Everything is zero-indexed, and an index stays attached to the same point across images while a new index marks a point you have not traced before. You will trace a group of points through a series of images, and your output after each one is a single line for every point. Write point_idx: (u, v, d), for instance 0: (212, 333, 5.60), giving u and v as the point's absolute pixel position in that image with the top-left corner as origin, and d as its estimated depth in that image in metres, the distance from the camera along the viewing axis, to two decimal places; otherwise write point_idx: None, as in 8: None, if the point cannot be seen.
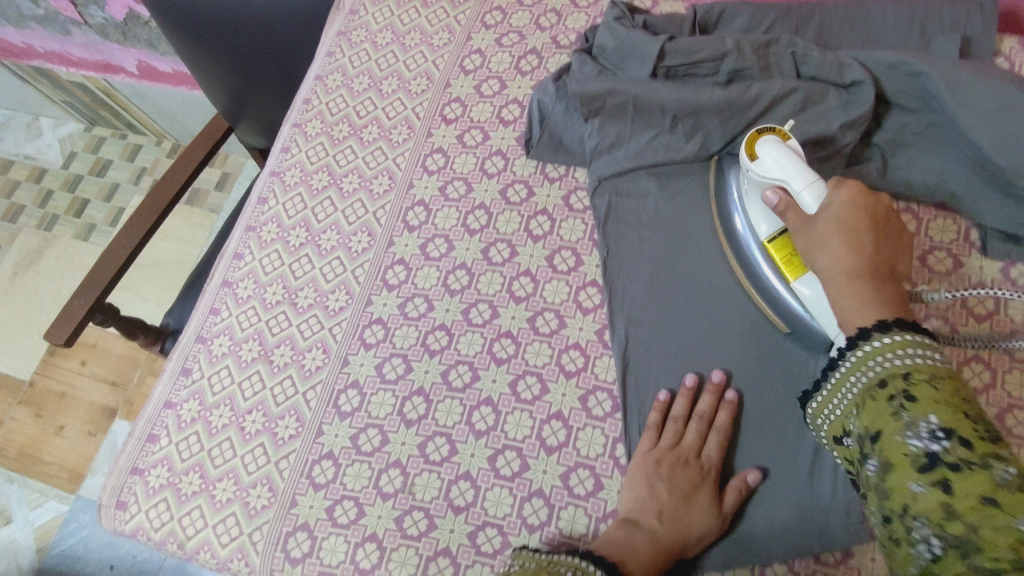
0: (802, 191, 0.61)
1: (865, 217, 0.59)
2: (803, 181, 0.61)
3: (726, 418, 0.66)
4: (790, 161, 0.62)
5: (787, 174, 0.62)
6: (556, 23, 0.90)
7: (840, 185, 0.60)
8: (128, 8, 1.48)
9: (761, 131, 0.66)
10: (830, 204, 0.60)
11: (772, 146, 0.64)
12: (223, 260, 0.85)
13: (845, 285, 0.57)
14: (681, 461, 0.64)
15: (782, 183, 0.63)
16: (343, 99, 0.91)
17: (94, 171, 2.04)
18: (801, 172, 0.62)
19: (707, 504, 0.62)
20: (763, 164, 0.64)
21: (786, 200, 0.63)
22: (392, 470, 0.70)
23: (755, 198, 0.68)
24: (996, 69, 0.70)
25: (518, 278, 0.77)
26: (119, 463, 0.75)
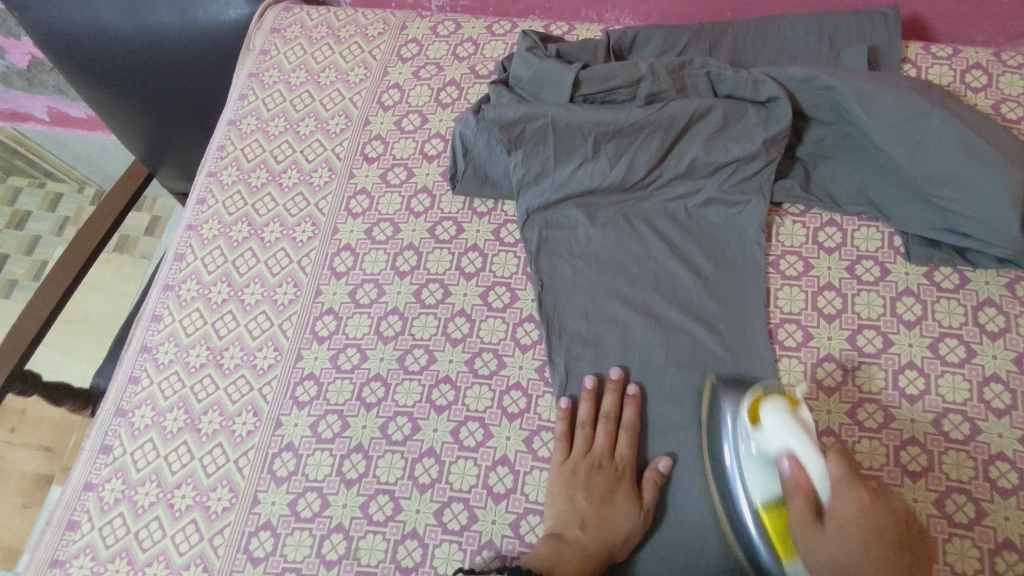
0: (815, 478, 0.56)
1: (873, 495, 0.54)
2: (814, 466, 0.56)
3: (631, 414, 0.67)
4: (793, 433, 0.58)
5: (795, 446, 0.57)
6: (473, 53, 0.89)
7: (841, 463, 0.55)
8: (30, 56, 1.41)
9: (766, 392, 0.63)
10: (845, 513, 0.53)
11: (777, 412, 0.59)
12: (141, 324, 0.80)
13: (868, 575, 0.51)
14: (595, 466, 0.65)
15: (794, 453, 0.57)
16: (258, 144, 0.88)
17: (11, 224, 1.93)
18: (815, 454, 0.56)
19: (627, 503, 0.63)
20: (768, 432, 0.59)
21: (795, 475, 0.57)
22: (335, 534, 0.66)
23: (750, 458, 0.61)
24: (901, 78, 0.72)
25: (452, 319, 0.74)
26: (36, 555, 0.69)
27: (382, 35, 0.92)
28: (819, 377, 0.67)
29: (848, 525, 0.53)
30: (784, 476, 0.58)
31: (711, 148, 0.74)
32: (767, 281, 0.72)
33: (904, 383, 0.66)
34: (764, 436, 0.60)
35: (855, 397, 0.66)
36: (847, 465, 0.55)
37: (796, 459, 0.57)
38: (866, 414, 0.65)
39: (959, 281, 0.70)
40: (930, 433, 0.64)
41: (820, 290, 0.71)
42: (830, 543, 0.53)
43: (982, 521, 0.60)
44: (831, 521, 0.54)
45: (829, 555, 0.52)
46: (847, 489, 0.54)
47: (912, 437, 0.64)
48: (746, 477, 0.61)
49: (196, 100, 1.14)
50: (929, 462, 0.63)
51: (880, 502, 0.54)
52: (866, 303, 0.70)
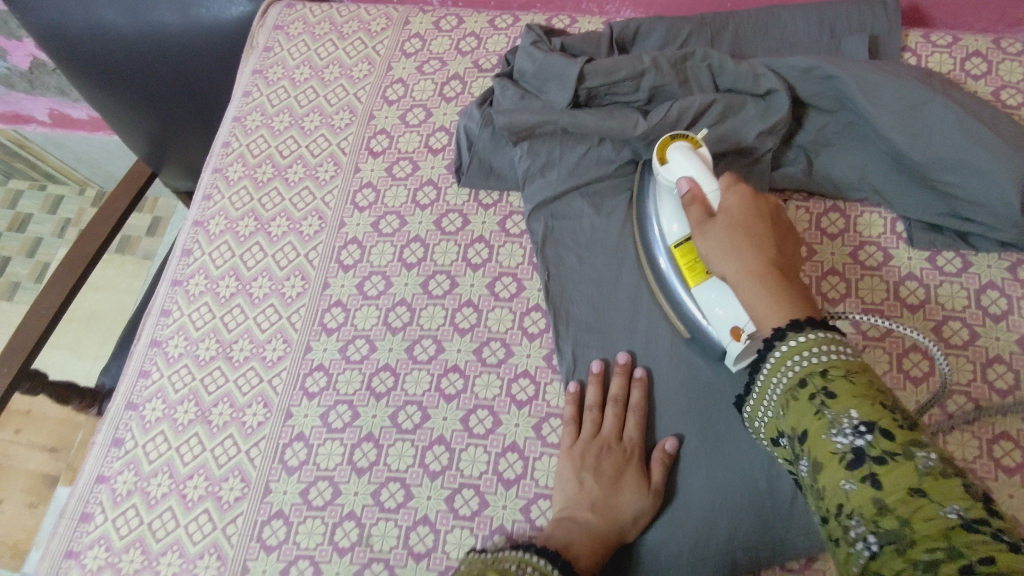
0: (708, 194, 0.60)
1: (763, 220, 0.56)
2: (708, 183, 0.60)
3: (639, 395, 0.67)
4: (689, 161, 0.62)
5: (693, 174, 0.61)
6: (476, 47, 0.89)
7: (731, 187, 0.58)
8: (32, 57, 1.41)
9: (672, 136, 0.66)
10: (731, 212, 0.56)
11: (681, 150, 0.63)
12: (150, 318, 0.80)
13: (733, 233, 0.55)
14: (605, 448, 0.65)
15: (692, 178, 0.61)
16: (263, 139, 0.88)
17: (13, 227, 1.93)
18: (708, 175, 0.61)
19: (637, 484, 0.63)
20: (670, 165, 0.63)
21: (693, 190, 0.60)
22: (347, 522, 0.67)
23: (664, 198, 0.66)
24: (901, 66, 0.73)
25: (460, 309, 0.75)
26: (51, 546, 0.70)
27: (385, 31, 0.93)
28: None
29: (731, 220, 0.56)
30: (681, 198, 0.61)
31: (713, 141, 0.74)
32: None
33: (909, 366, 0.67)
34: (667, 170, 0.64)
35: None
36: (735, 181, 0.59)
37: (695, 184, 0.61)
38: None
39: (961, 265, 0.71)
40: (935, 415, 0.65)
41: (823, 276, 0.72)
42: (716, 237, 0.56)
43: (988, 499, 0.61)
44: (721, 215, 0.57)
45: (715, 260, 0.56)
46: (733, 191, 0.58)
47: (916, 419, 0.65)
48: (665, 231, 0.66)
49: (200, 99, 1.14)
50: (933, 442, 0.64)
51: (766, 223, 0.56)
52: (870, 288, 0.71)
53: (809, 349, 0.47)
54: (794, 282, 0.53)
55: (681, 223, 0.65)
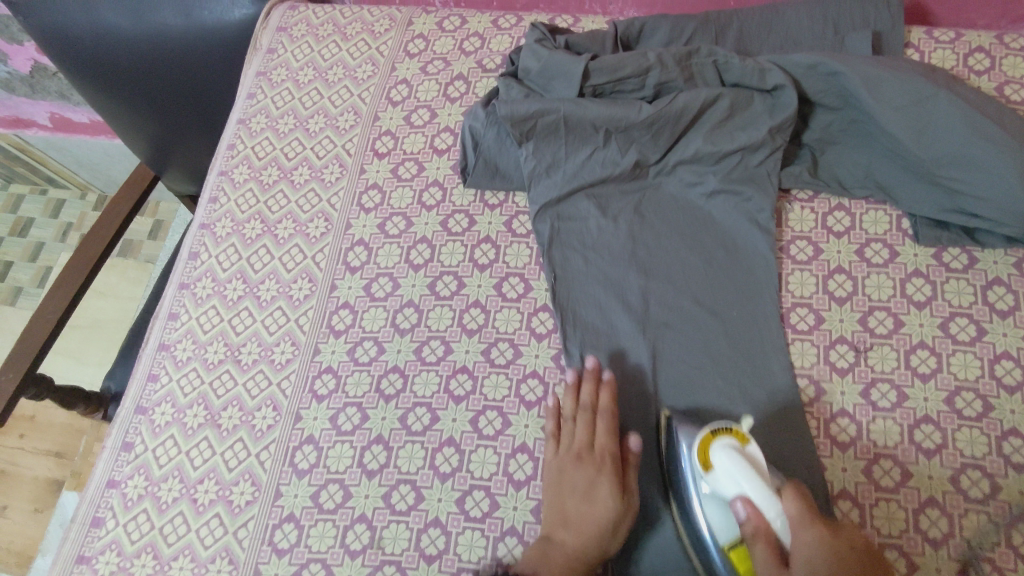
0: (775, 526, 0.55)
1: (845, 545, 0.52)
2: (770, 505, 0.55)
3: (607, 400, 0.66)
4: (744, 473, 0.56)
5: (747, 489, 0.56)
6: (480, 47, 0.89)
7: (792, 500, 0.54)
8: (33, 62, 1.41)
9: (714, 430, 0.60)
10: (812, 561, 0.51)
11: (726, 450, 0.58)
12: (157, 322, 0.81)
13: None
14: (577, 458, 0.65)
15: (746, 495, 0.56)
16: (268, 142, 0.88)
17: (15, 231, 1.93)
18: (766, 489, 0.55)
19: (610, 491, 0.62)
20: (720, 477, 0.58)
21: (754, 522, 0.55)
22: (358, 525, 0.67)
23: (714, 506, 0.59)
24: (905, 62, 0.73)
25: (468, 310, 0.75)
26: (62, 552, 0.70)
27: (388, 32, 0.93)
28: (832, 359, 0.68)
29: (809, 562, 0.51)
30: (741, 522, 0.56)
31: (719, 137, 0.74)
32: (778, 265, 0.73)
33: (916, 363, 0.67)
34: (716, 478, 0.58)
35: (868, 377, 0.67)
36: (801, 506, 0.54)
37: (754, 507, 0.55)
38: (879, 394, 0.66)
39: (968, 262, 0.71)
40: (943, 411, 0.65)
41: (830, 273, 0.72)
42: None
43: (997, 495, 0.61)
44: (797, 563, 0.52)
45: None
46: (805, 527, 0.53)
47: (925, 415, 0.65)
48: (711, 535, 0.59)
49: (205, 102, 1.14)
50: (942, 439, 0.64)
51: (848, 545, 0.52)
52: (876, 285, 0.71)
53: None
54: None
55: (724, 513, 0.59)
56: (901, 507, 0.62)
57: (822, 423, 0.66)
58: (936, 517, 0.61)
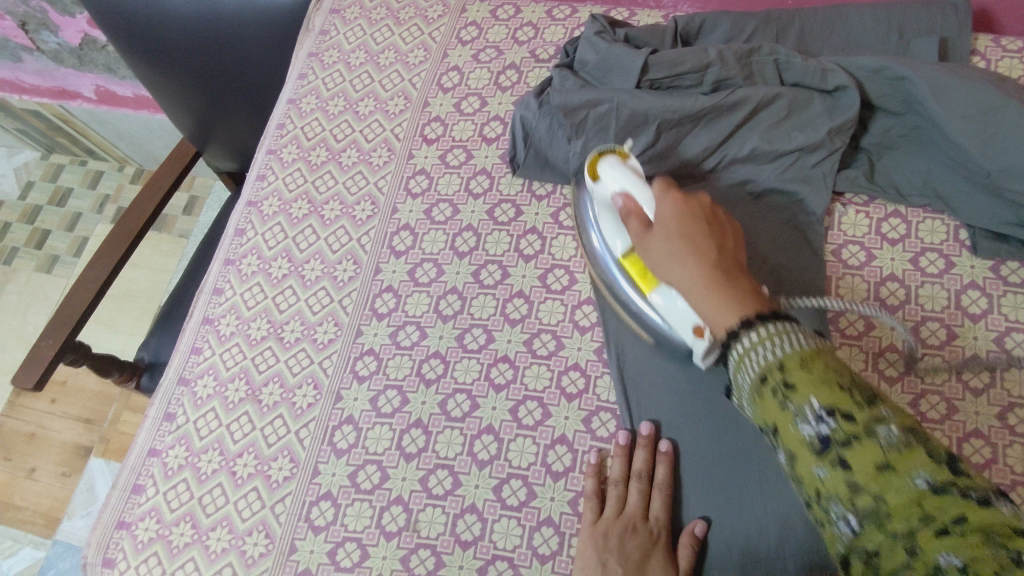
0: (642, 205, 0.62)
1: (698, 219, 0.58)
2: (642, 193, 0.63)
3: (665, 473, 0.64)
4: (626, 173, 0.65)
5: (625, 184, 0.64)
6: (533, 37, 0.89)
7: (665, 193, 0.60)
8: (83, 34, 1.43)
9: (601, 153, 0.69)
10: (661, 227, 0.59)
11: (611, 164, 0.67)
12: (202, 296, 0.81)
13: (679, 232, 0.57)
14: (629, 529, 0.62)
15: (625, 190, 0.64)
16: (318, 123, 0.89)
17: (54, 201, 1.95)
18: (640, 183, 0.64)
19: (663, 569, 0.59)
20: (605, 181, 0.67)
21: (629, 207, 0.63)
22: (394, 507, 0.67)
23: (608, 215, 0.69)
24: (974, 69, 0.71)
25: (511, 299, 0.75)
26: (103, 516, 0.72)
27: (441, 18, 0.93)
28: (881, 367, 0.67)
29: (660, 229, 0.59)
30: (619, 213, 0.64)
31: (776, 136, 0.73)
32: (828, 271, 0.72)
33: (969, 376, 0.66)
34: (603, 185, 0.67)
35: (917, 387, 0.66)
36: (665, 185, 0.62)
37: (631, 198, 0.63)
38: (928, 406, 0.65)
39: None
40: (995, 427, 0.64)
41: (882, 281, 0.71)
42: (674, 270, 0.56)
43: None
44: (657, 225, 0.59)
45: (666, 271, 0.58)
46: (664, 193, 0.61)
47: (975, 429, 0.64)
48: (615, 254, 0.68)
49: (250, 83, 1.14)
50: (992, 455, 0.63)
51: (703, 222, 0.58)
52: (930, 296, 0.70)
53: (766, 341, 0.48)
54: (736, 275, 0.55)
55: (625, 239, 0.67)
56: None
57: None
58: None
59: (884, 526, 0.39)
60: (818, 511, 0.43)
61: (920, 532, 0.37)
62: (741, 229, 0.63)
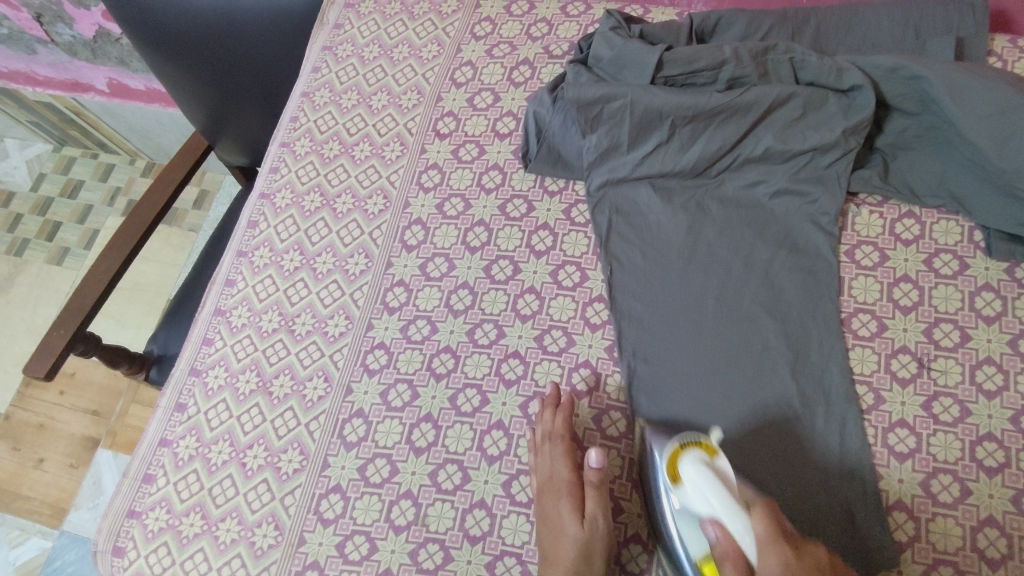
0: (738, 541, 0.50)
1: (812, 571, 0.48)
2: (736, 521, 0.51)
3: (560, 423, 0.65)
4: (714, 488, 0.53)
5: (716, 509, 0.52)
6: (547, 32, 0.89)
7: (763, 519, 0.49)
8: (97, 26, 1.44)
9: (683, 443, 0.59)
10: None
11: (694, 463, 0.55)
12: (214, 288, 0.82)
13: None
14: (543, 490, 0.63)
15: (718, 518, 0.52)
16: (331, 116, 0.89)
17: (65, 193, 1.96)
18: (733, 507, 0.52)
19: (574, 514, 0.60)
20: (688, 491, 0.55)
21: (721, 540, 0.51)
22: (403, 501, 0.67)
23: (692, 517, 0.56)
24: (992, 70, 0.70)
25: (522, 295, 0.75)
26: (114, 505, 0.72)
27: (455, 13, 0.93)
28: (894, 367, 0.67)
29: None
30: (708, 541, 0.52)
31: (789, 136, 0.73)
32: (841, 271, 0.72)
33: (982, 379, 0.65)
34: (685, 493, 0.55)
35: (930, 389, 0.66)
36: (770, 518, 0.50)
37: (722, 524, 0.52)
38: (941, 408, 0.65)
39: None
40: (1008, 430, 0.63)
41: (896, 282, 0.71)
42: None
43: None
44: None
45: None
46: (768, 545, 0.48)
47: (988, 432, 0.63)
48: (687, 538, 0.57)
49: (264, 74, 1.14)
50: (1005, 458, 0.62)
51: None
52: (944, 297, 0.69)
53: None
54: None
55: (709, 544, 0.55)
56: (958, 524, 0.60)
57: (879, 433, 0.64)
58: (994, 536, 0.60)
59: None
60: None
61: None
62: (852, 570, 0.52)
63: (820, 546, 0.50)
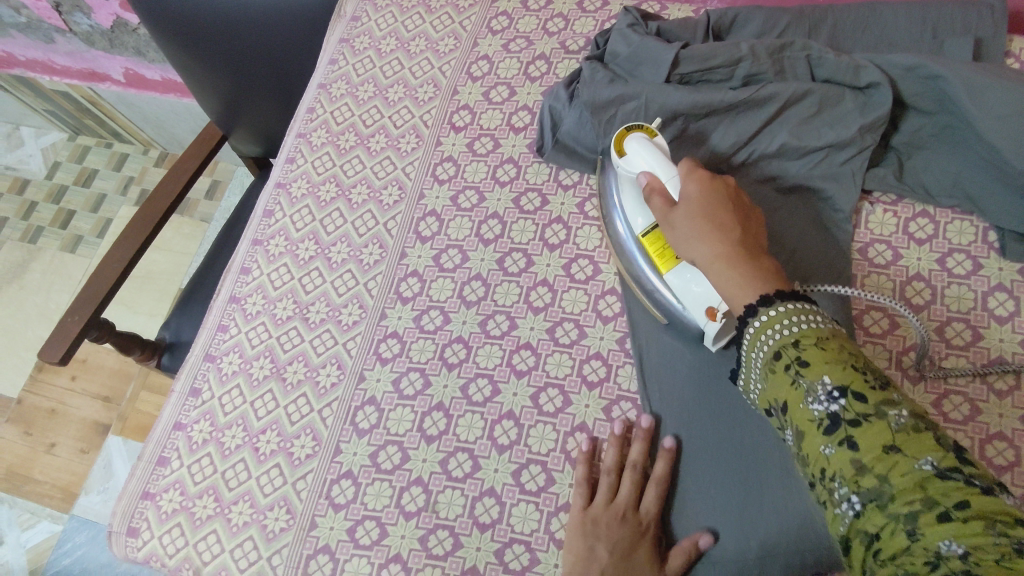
0: (666, 182, 0.62)
1: (722, 200, 0.59)
2: (663, 168, 0.63)
3: (663, 467, 0.64)
4: (653, 153, 0.64)
5: (653, 164, 0.64)
6: (563, 28, 0.89)
7: (691, 174, 0.61)
8: (115, 16, 1.45)
9: (626, 130, 0.68)
10: (683, 202, 0.59)
11: (638, 141, 0.65)
12: (230, 275, 0.83)
13: (702, 205, 0.58)
14: (618, 518, 0.63)
15: (650, 170, 0.64)
16: (347, 107, 0.90)
17: (79, 181, 1.98)
18: (667, 164, 0.63)
19: (650, 562, 0.61)
20: (632, 160, 0.66)
21: (651, 184, 0.63)
22: (414, 488, 0.68)
23: (630, 189, 0.68)
24: (1010, 70, 0.70)
25: (535, 288, 0.76)
26: (128, 486, 0.73)
27: (472, 7, 0.93)
28: (904, 366, 0.67)
29: (689, 203, 0.59)
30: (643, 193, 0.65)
31: (805, 133, 0.73)
32: (853, 268, 0.72)
33: (994, 379, 0.65)
34: (629, 162, 0.66)
35: (941, 388, 0.66)
36: (692, 165, 0.62)
37: (654, 176, 0.63)
38: (951, 406, 0.65)
39: None
40: (1018, 429, 0.63)
41: (908, 281, 0.71)
42: (696, 247, 0.57)
43: None
44: (681, 201, 0.60)
45: (687, 249, 0.59)
46: (688, 175, 0.61)
47: (998, 431, 0.63)
48: (634, 230, 0.68)
49: (280, 65, 1.15)
50: (1015, 457, 0.62)
51: (727, 203, 0.59)
52: (956, 296, 0.69)
53: (782, 321, 0.49)
54: (755, 254, 0.56)
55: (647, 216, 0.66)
56: None
57: None
58: None
59: (885, 507, 0.40)
60: (821, 489, 0.44)
61: (923, 516, 0.38)
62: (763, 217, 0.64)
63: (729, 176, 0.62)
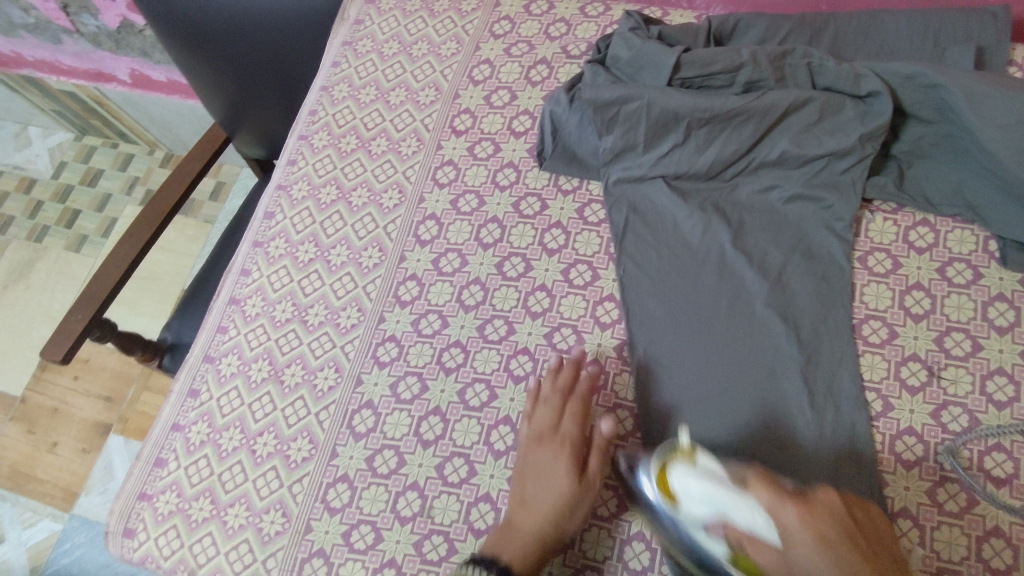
0: (737, 501, 0.49)
1: (838, 538, 0.47)
2: (747, 510, 0.48)
3: (584, 385, 0.68)
4: (720, 492, 0.50)
5: (726, 507, 0.49)
6: (566, 32, 0.89)
7: (785, 511, 0.48)
8: (122, 18, 1.46)
9: (664, 461, 0.55)
10: (795, 539, 0.47)
11: (683, 475, 0.52)
12: (230, 277, 0.83)
13: (819, 560, 0.46)
14: (545, 441, 0.65)
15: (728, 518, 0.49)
16: (349, 110, 0.90)
17: (86, 181, 1.99)
18: (738, 492, 0.49)
19: (574, 476, 0.64)
20: (687, 504, 0.52)
21: (733, 534, 0.49)
22: (410, 492, 0.68)
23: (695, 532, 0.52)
24: (1012, 79, 0.70)
25: (533, 293, 0.75)
26: (126, 487, 0.73)
27: (475, 11, 0.93)
28: (903, 376, 0.67)
29: (800, 534, 0.47)
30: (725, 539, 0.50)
31: (806, 140, 0.73)
32: (853, 277, 0.72)
33: (993, 389, 0.65)
34: (687, 513, 0.52)
35: (939, 399, 0.65)
36: (771, 489, 0.49)
37: (738, 534, 0.49)
38: (950, 417, 0.64)
39: None
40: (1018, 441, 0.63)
41: (907, 290, 0.71)
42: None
43: None
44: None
45: None
46: (782, 509, 0.48)
47: (997, 443, 0.63)
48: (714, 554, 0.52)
49: (284, 69, 1.15)
50: (1014, 469, 0.62)
51: (844, 540, 0.48)
52: (956, 306, 0.69)
53: None
54: (876, 564, 0.47)
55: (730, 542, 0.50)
56: (964, 533, 0.60)
57: (886, 440, 0.64)
58: (1000, 547, 0.59)
59: None
60: None
61: None
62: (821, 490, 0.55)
63: (817, 491, 0.51)
